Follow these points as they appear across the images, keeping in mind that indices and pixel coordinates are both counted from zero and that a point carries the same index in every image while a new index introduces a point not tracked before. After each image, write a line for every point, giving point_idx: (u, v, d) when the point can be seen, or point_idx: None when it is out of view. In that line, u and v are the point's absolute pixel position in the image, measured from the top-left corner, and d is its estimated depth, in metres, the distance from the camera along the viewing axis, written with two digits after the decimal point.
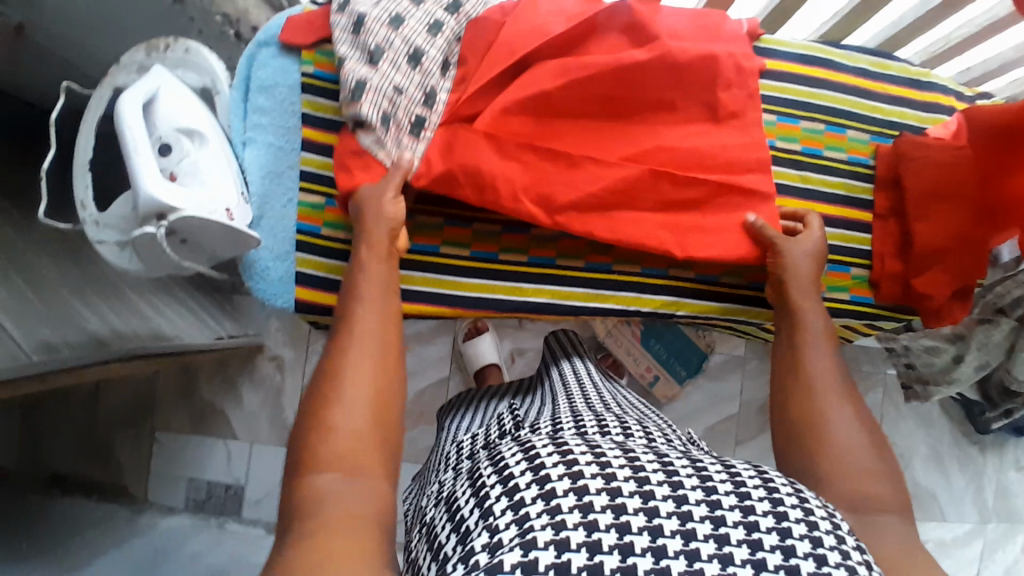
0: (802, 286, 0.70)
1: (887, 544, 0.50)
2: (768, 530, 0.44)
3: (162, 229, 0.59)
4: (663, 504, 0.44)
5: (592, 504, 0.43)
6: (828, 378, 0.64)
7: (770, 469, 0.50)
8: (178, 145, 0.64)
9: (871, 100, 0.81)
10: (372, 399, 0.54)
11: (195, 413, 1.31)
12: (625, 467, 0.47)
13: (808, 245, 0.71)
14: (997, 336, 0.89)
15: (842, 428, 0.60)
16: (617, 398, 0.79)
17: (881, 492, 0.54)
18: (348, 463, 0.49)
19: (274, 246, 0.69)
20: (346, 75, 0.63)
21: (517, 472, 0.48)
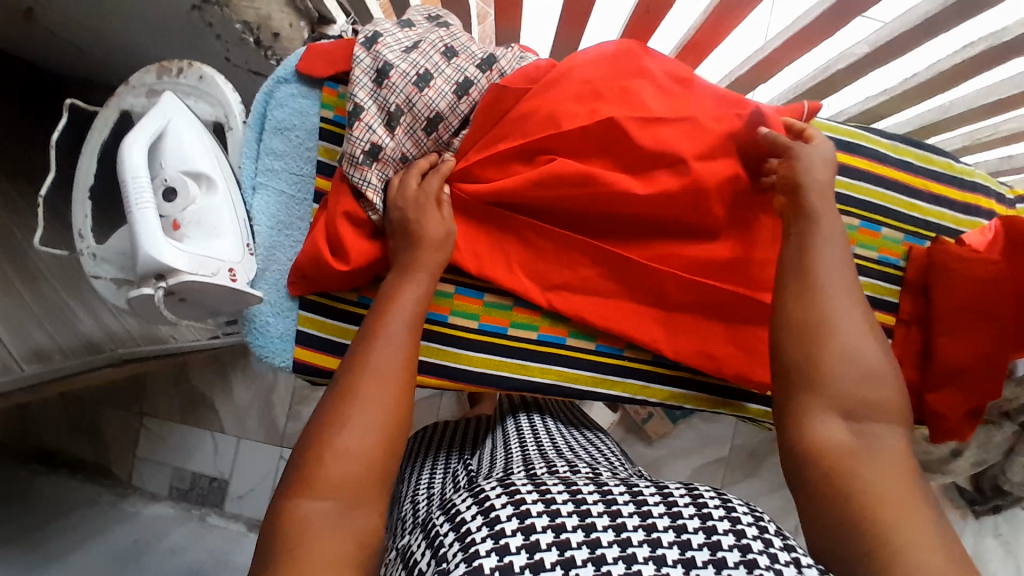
0: (821, 181, 0.61)
1: (882, 480, 0.47)
2: (705, 563, 0.40)
3: (160, 290, 0.57)
4: (645, 568, 0.39)
5: (542, 562, 0.40)
6: (842, 274, 0.57)
7: (734, 496, 0.45)
8: (184, 189, 0.61)
9: (913, 197, 0.77)
10: (380, 429, 0.50)
11: (184, 403, 1.30)
12: (573, 515, 0.43)
13: (817, 150, 0.63)
14: (998, 437, 0.89)
15: (851, 349, 0.54)
16: (569, 445, 0.75)
17: (881, 406, 0.52)
18: (350, 494, 0.46)
19: (276, 301, 0.66)
20: (357, 136, 0.60)
21: (468, 524, 0.44)
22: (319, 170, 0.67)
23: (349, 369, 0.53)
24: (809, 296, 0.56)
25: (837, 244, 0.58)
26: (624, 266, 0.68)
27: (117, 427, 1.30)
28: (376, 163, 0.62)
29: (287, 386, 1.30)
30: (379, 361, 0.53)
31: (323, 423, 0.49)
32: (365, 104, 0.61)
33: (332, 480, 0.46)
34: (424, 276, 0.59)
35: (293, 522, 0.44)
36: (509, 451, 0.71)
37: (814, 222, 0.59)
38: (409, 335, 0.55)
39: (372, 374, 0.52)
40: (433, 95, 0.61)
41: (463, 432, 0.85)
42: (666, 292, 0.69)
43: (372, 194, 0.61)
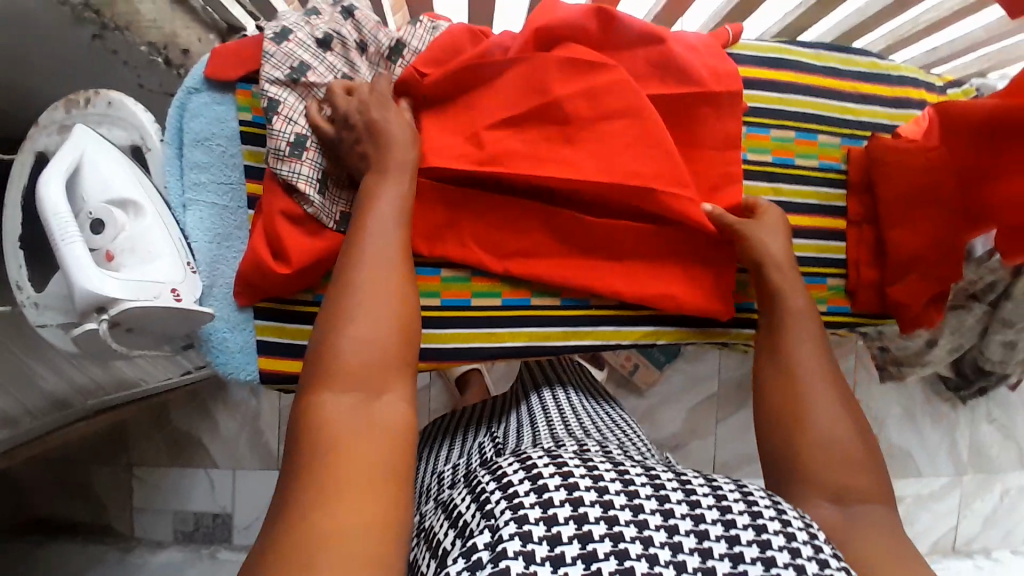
0: (773, 257, 0.67)
1: (869, 547, 0.52)
2: (688, 532, 0.44)
3: (104, 323, 0.56)
4: (686, 538, 0.43)
5: (587, 514, 0.43)
6: (811, 359, 0.65)
7: (786, 505, 0.50)
8: (111, 219, 0.59)
9: (841, 100, 0.77)
10: (388, 317, 0.51)
11: (171, 446, 1.27)
12: (616, 480, 0.46)
13: (767, 229, 0.68)
14: (969, 320, 0.91)
15: (826, 422, 0.61)
16: (597, 422, 0.77)
17: (864, 489, 0.57)
18: (362, 381, 0.49)
19: (230, 315, 0.64)
20: (280, 130, 0.59)
21: (513, 481, 0.46)
22: (248, 175, 0.66)
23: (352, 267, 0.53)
24: (782, 378, 0.65)
25: (814, 343, 0.66)
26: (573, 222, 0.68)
27: (108, 484, 1.27)
28: (306, 153, 0.61)
29: (272, 408, 1.28)
30: (375, 245, 0.54)
31: (330, 314, 0.51)
32: (281, 97, 0.60)
33: (347, 369, 0.48)
34: (404, 174, 0.58)
35: (316, 416, 0.47)
36: (537, 427, 0.73)
37: (783, 324, 0.67)
38: (399, 222, 0.56)
39: (377, 265, 0.53)
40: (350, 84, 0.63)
41: (487, 412, 0.88)
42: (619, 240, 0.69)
43: (305, 186, 0.61)
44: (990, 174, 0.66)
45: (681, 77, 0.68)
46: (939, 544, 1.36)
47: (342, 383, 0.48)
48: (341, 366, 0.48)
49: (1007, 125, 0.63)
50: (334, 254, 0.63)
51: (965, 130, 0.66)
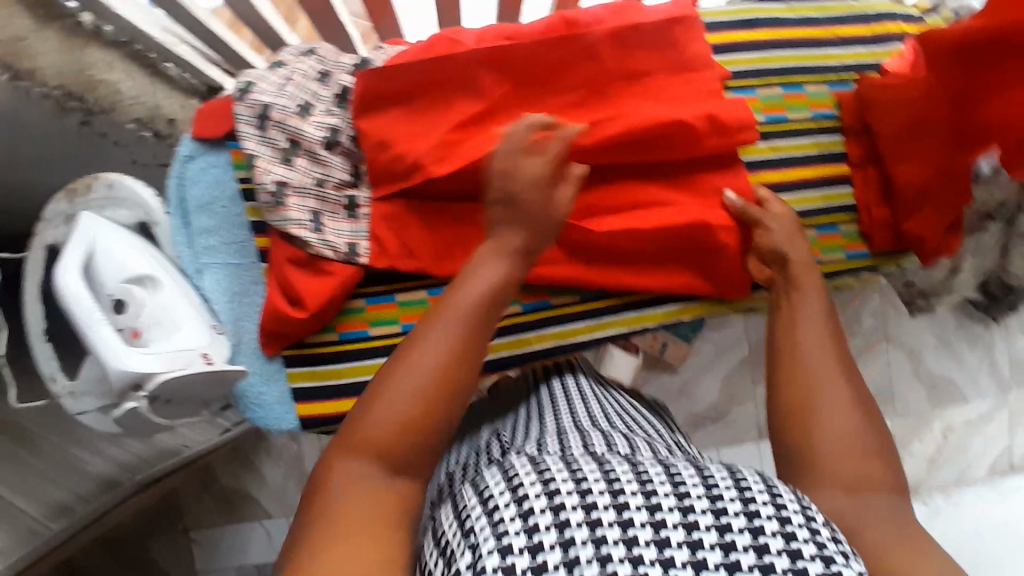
0: (793, 260, 0.69)
1: (885, 540, 0.50)
2: (680, 533, 0.40)
3: (143, 399, 0.57)
4: (674, 533, 0.40)
5: (569, 522, 0.41)
6: (821, 355, 0.63)
7: (786, 487, 0.46)
8: (132, 296, 0.61)
9: (822, 48, 0.77)
10: (428, 383, 0.50)
11: (223, 503, 1.28)
12: (604, 489, 0.43)
13: (782, 218, 0.70)
14: (987, 240, 0.90)
15: (835, 411, 0.59)
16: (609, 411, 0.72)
17: (868, 476, 0.55)
18: (389, 457, 0.48)
19: (262, 369, 0.65)
20: (261, 181, 0.62)
21: (500, 506, 0.44)
22: (256, 230, 0.66)
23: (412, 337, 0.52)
24: (790, 374, 0.63)
25: (822, 321, 0.66)
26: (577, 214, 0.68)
27: (168, 552, 1.28)
28: (290, 199, 0.62)
29: (313, 451, 1.29)
30: (453, 307, 0.52)
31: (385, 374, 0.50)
32: (259, 151, 0.62)
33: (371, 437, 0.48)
34: (500, 258, 0.55)
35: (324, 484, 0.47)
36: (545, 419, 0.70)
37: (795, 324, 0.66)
38: (482, 293, 0.53)
39: (434, 336, 0.51)
40: (320, 117, 0.64)
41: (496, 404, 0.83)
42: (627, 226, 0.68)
43: (297, 229, 0.62)
44: (980, 88, 0.67)
45: (647, 49, 0.69)
46: (997, 466, 1.35)
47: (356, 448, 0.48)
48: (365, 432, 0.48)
49: (980, 46, 0.65)
50: (345, 290, 0.64)
51: (947, 52, 0.67)
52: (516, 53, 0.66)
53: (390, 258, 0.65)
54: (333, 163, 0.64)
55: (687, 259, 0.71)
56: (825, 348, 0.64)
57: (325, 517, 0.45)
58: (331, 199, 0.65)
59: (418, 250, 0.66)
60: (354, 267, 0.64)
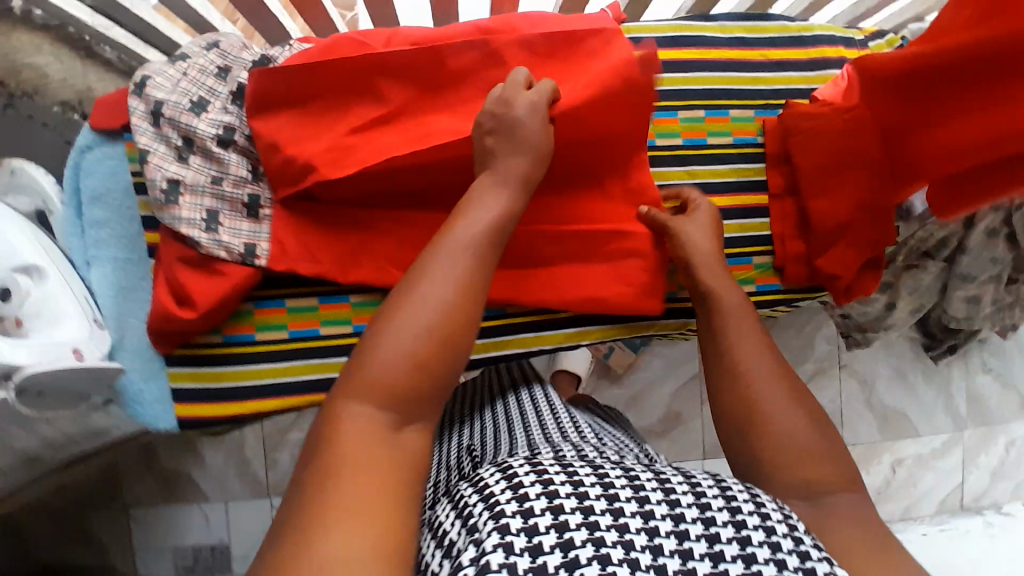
0: (707, 267, 0.65)
1: (848, 536, 0.50)
2: (666, 534, 0.43)
3: (10, 390, 0.55)
4: (662, 523, 0.44)
5: (563, 507, 0.43)
6: (760, 361, 0.61)
7: (763, 492, 0.50)
8: (16, 285, 0.59)
9: (752, 71, 0.75)
10: (445, 325, 0.48)
11: (163, 483, 1.29)
12: (597, 484, 0.46)
13: (691, 220, 0.67)
14: (926, 279, 0.89)
15: (777, 410, 0.58)
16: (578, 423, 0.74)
17: (824, 480, 0.54)
18: (407, 410, 0.46)
19: (143, 367, 0.65)
20: (153, 178, 0.60)
21: (493, 492, 0.45)
22: (146, 225, 0.66)
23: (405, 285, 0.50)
24: (737, 391, 0.60)
25: (745, 317, 0.64)
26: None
27: (108, 528, 1.30)
28: (183, 198, 0.61)
29: (256, 439, 1.30)
30: (454, 278, 0.50)
31: (381, 321, 0.49)
32: (152, 146, 0.61)
33: (382, 389, 0.46)
34: (503, 188, 0.56)
35: (333, 424, 0.45)
36: (511, 434, 0.70)
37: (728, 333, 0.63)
38: (487, 225, 0.53)
39: (435, 275, 0.50)
40: (215, 115, 0.63)
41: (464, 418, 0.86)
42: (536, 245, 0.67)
43: (188, 229, 0.60)
44: (925, 120, 0.64)
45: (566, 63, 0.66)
46: (946, 503, 1.32)
47: (372, 397, 0.46)
48: (376, 383, 0.46)
49: (920, 74, 0.62)
50: (239, 291, 0.62)
51: (886, 81, 0.64)
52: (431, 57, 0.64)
53: (289, 260, 0.63)
54: (229, 161, 0.62)
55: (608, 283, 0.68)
56: (755, 337, 0.62)
57: (330, 489, 0.41)
58: (227, 198, 0.62)
59: (320, 256, 0.64)
60: (242, 266, 0.62)
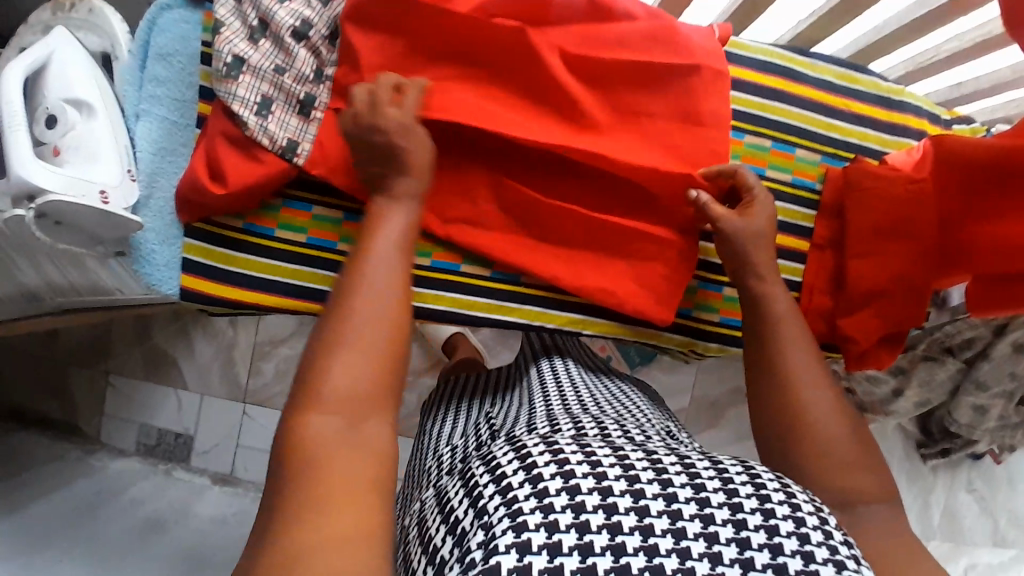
0: (757, 264, 0.65)
1: (875, 546, 0.52)
2: (691, 518, 0.43)
3: (30, 212, 0.58)
4: (686, 507, 0.44)
5: (579, 488, 0.44)
6: (808, 366, 0.62)
7: (796, 486, 0.48)
8: (64, 116, 0.62)
9: (832, 118, 0.74)
10: (388, 338, 0.51)
11: (148, 359, 1.31)
12: (615, 466, 0.46)
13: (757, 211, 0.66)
14: (940, 375, 0.86)
15: (823, 416, 0.59)
16: (599, 395, 0.76)
17: (860, 489, 0.57)
18: (353, 408, 0.47)
19: (161, 229, 0.65)
20: (219, 49, 0.59)
21: (508, 472, 0.46)
22: (201, 95, 0.66)
23: (339, 303, 0.52)
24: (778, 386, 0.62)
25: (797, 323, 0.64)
26: (522, 200, 0.66)
27: (85, 387, 1.32)
28: (243, 77, 0.60)
29: (246, 342, 1.32)
30: (371, 278, 0.53)
31: (325, 343, 0.50)
32: (227, 19, 0.61)
33: (344, 398, 0.47)
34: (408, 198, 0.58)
35: (300, 440, 0.45)
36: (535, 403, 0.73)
37: (777, 333, 0.63)
38: (398, 238, 0.56)
39: (364, 287, 0.52)
40: (296, 6, 0.63)
41: (489, 386, 0.89)
42: (567, 227, 0.67)
43: (239, 108, 0.60)
44: (974, 215, 0.64)
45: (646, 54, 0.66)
46: None
47: (334, 406, 0.47)
48: (338, 391, 0.47)
49: (1004, 166, 0.61)
50: (271, 181, 0.63)
51: (957, 164, 0.63)
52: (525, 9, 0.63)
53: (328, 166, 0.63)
54: (297, 56, 0.63)
55: (620, 281, 0.68)
56: (806, 348, 0.63)
57: (318, 477, 0.43)
58: (284, 90, 0.62)
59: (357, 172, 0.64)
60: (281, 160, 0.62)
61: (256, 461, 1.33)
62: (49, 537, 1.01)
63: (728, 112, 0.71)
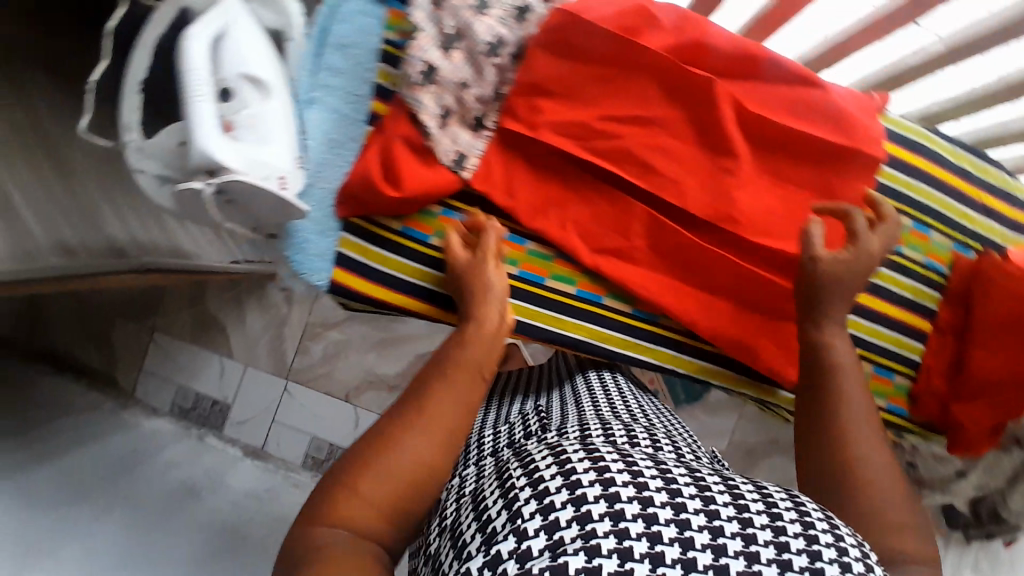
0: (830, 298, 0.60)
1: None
2: (734, 535, 0.39)
3: (210, 187, 0.56)
4: (729, 525, 0.40)
5: (618, 495, 0.40)
6: (866, 431, 0.55)
7: (843, 524, 0.44)
8: (241, 92, 0.60)
9: (966, 206, 0.75)
10: (411, 468, 0.48)
11: (197, 321, 1.31)
12: (656, 478, 0.43)
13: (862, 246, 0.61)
14: (1005, 464, 0.89)
15: (877, 474, 0.51)
16: (649, 414, 0.73)
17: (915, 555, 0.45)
18: (360, 524, 0.45)
19: (320, 219, 0.66)
20: (414, 57, 0.58)
21: (542, 471, 0.44)
22: (377, 93, 0.67)
23: (379, 431, 0.50)
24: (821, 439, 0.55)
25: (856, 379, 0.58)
26: (680, 243, 0.66)
27: (128, 339, 1.31)
28: (431, 87, 0.60)
29: (299, 320, 1.32)
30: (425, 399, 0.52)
31: (357, 457, 0.49)
32: (424, 25, 0.58)
33: (354, 512, 0.45)
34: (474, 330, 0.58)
35: (304, 543, 0.43)
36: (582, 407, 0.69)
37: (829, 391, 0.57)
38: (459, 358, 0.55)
39: (413, 425, 0.50)
40: (491, 22, 0.61)
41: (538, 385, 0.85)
42: (712, 275, 0.67)
43: (426, 118, 0.60)
44: None
45: (826, 118, 0.65)
46: None
47: (346, 513, 0.45)
48: (349, 506, 0.45)
49: None
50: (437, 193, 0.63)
51: None
52: (708, 58, 0.64)
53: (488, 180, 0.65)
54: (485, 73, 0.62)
55: (756, 336, 0.68)
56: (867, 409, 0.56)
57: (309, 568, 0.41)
58: (464, 105, 0.63)
59: (517, 191, 0.66)
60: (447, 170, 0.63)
61: (290, 440, 1.32)
62: (87, 488, 0.98)
63: (881, 185, 0.72)
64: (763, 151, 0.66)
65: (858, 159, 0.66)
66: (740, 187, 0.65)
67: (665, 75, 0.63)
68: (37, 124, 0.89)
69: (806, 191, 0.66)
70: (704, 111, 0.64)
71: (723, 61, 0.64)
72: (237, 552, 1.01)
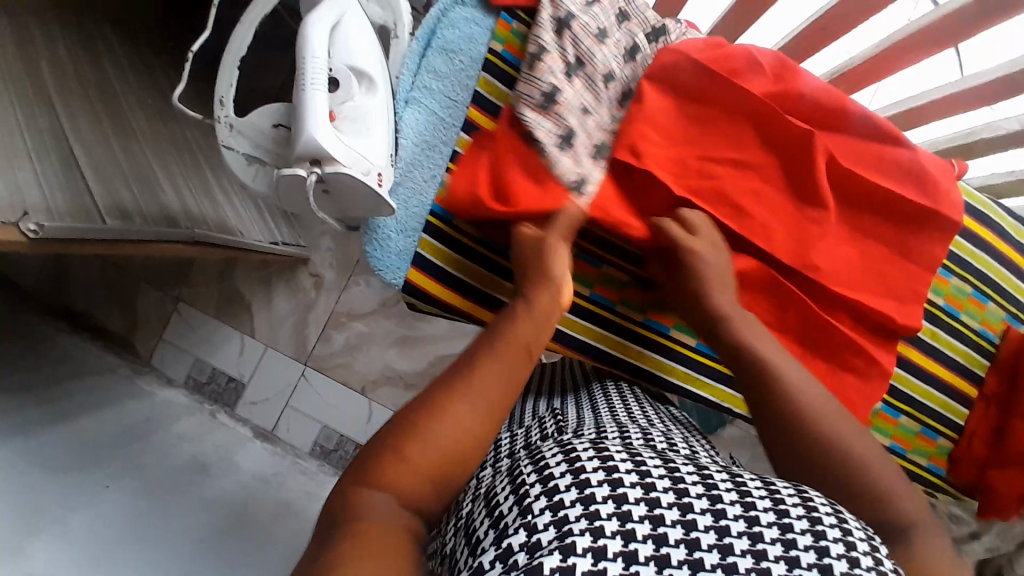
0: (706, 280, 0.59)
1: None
2: (740, 533, 0.39)
3: (313, 175, 0.57)
4: (735, 525, 0.40)
5: (625, 496, 0.40)
6: (861, 441, 0.51)
7: (852, 518, 0.42)
8: (348, 85, 0.61)
9: (1021, 280, 0.78)
10: (460, 438, 0.45)
11: (225, 295, 1.30)
12: (664, 478, 0.43)
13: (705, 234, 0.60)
14: (1021, 530, 0.91)
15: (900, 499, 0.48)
16: (663, 416, 0.69)
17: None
18: (404, 492, 0.42)
19: (404, 218, 0.66)
20: (542, 77, 0.61)
21: (551, 469, 0.43)
22: (475, 100, 0.66)
23: (434, 393, 0.46)
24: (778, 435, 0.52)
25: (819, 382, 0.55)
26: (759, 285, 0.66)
27: (152, 306, 1.31)
28: (557, 107, 0.61)
29: (325, 307, 1.31)
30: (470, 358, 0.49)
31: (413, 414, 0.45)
32: (549, 47, 0.62)
33: (398, 476, 0.42)
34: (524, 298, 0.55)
35: (351, 504, 0.41)
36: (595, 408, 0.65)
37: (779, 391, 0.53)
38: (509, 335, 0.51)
39: (468, 391, 0.46)
40: (607, 53, 0.65)
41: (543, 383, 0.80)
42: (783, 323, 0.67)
43: (545, 135, 0.60)
44: None
45: (901, 177, 0.68)
46: None
47: (389, 477, 0.42)
48: (394, 469, 0.42)
49: None
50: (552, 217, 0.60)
51: None
52: (802, 106, 0.65)
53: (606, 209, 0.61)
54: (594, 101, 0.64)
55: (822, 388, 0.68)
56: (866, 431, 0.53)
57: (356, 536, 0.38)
58: (585, 128, 0.63)
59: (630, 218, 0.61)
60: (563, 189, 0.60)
61: (300, 426, 1.32)
62: (96, 453, 0.93)
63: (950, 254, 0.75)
64: (847, 208, 0.68)
65: (938, 221, 0.69)
66: (824, 237, 0.65)
67: (762, 117, 0.64)
68: (106, 90, 0.92)
69: (883, 248, 0.68)
70: (799, 160, 0.65)
71: (818, 110, 0.65)
72: (245, 540, 0.95)
